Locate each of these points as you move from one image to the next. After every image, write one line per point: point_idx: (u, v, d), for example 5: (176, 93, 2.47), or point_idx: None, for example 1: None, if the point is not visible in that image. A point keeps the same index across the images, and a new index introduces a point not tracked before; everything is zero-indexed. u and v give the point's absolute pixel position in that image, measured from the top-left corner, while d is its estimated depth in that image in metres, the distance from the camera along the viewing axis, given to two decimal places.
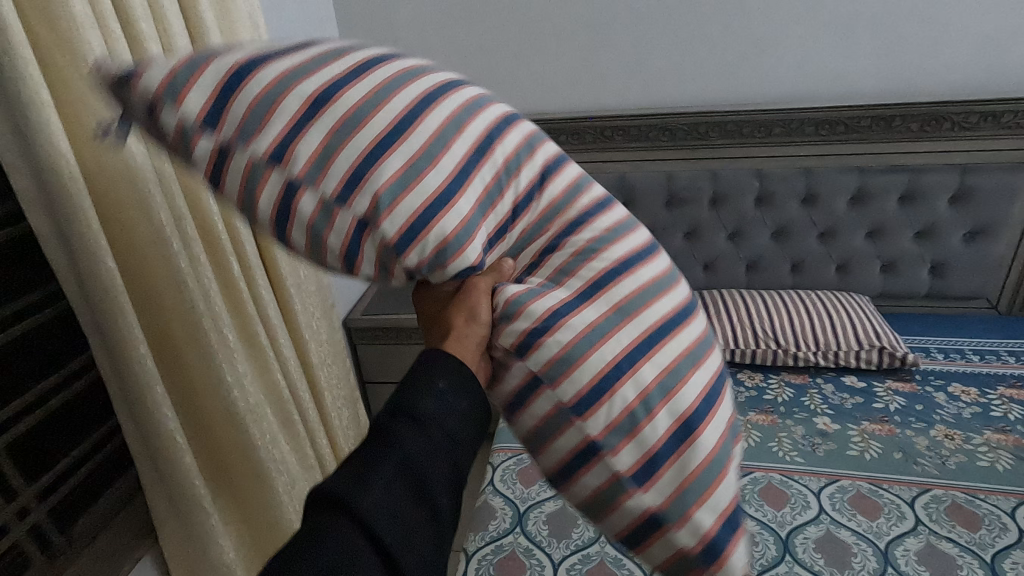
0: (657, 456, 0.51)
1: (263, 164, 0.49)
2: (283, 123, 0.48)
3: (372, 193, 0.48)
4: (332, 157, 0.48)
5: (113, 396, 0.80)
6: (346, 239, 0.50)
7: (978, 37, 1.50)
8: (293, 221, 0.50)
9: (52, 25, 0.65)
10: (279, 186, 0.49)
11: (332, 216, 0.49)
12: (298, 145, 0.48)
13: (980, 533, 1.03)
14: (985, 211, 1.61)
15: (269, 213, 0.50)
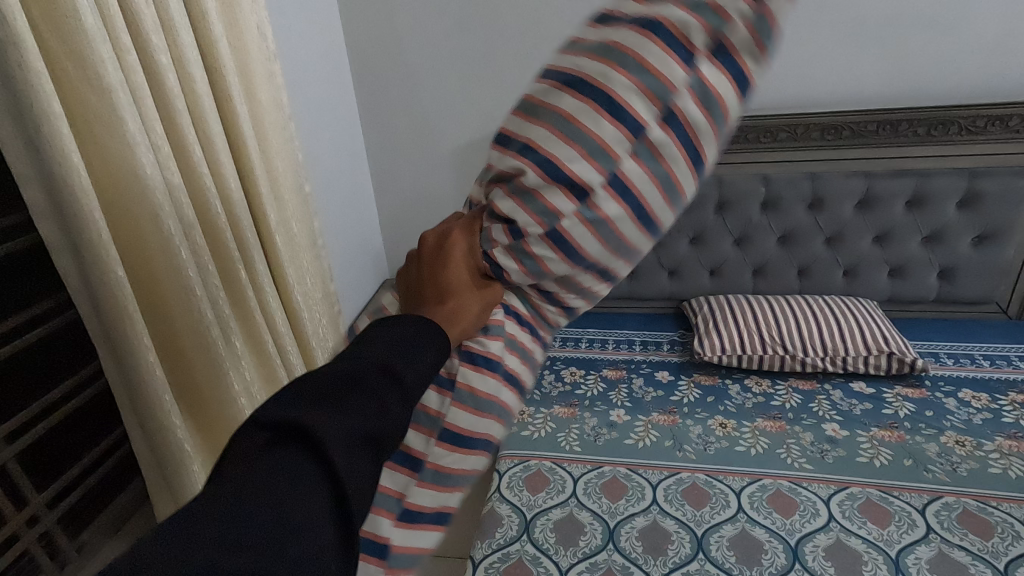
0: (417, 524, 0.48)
1: (670, 52, 0.42)
2: (698, 119, 0.43)
3: (582, 174, 0.43)
4: (643, 136, 0.43)
5: (122, 405, 0.81)
6: (558, 120, 0.43)
7: (985, 41, 1.50)
8: (599, 64, 0.43)
9: (64, 39, 0.66)
10: (638, 62, 0.42)
11: (580, 117, 0.43)
12: (673, 124, 0.43)
13: (993, 541, 1.02)
14: (995, 214, 1.60)
15: (621, 33, 0.44)
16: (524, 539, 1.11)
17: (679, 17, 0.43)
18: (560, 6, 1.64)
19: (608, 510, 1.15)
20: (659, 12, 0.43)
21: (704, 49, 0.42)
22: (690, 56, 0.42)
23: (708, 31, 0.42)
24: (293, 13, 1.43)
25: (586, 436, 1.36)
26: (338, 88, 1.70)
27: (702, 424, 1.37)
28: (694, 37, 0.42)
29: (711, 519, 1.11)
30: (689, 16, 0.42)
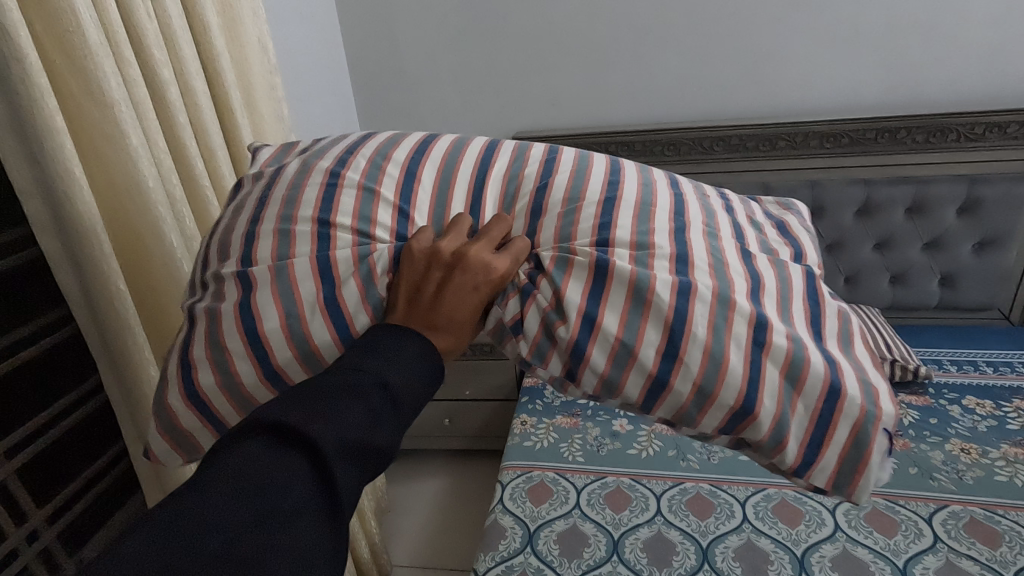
0: None
1: (738, 400, 0.53)
2: (686, 428, 0.56)
3: (583, 379, 0.56)
4: (648, 395, 0.55)
5: (123, 421, 0.80)
6: (629, 341, 0.54)
7: (980, 50, 1.51)
8: (699, 360, 0.54)
9: (68, 54, 0.66)
10: (714, 389, 0.54)
11: (638, 362, 0.54)
12: (668, 418, 0.56)
13: (1002, 550, 1.01)
14: (994, 221, 1.60)
15: (746, 358, 0.54)
16: (527, 551, 1.10)
17: (780, 407, 0.53)
18: (557, 17, 1.65)
19: (612, 521, 1.14)
20: (772, 395, 0.53)
21: (747, 427, 0.54)
22: (737, 419, 0.54)
23: (759, 436, 0.54)
24: (292, 24, 1.43)
25: (589, 445, 1.36)
26: (338, 100, 1.71)
27: None
28: (751, 423, 0.54)
29: (716, 529, 1.10)
30: (778, 411, 0.53)
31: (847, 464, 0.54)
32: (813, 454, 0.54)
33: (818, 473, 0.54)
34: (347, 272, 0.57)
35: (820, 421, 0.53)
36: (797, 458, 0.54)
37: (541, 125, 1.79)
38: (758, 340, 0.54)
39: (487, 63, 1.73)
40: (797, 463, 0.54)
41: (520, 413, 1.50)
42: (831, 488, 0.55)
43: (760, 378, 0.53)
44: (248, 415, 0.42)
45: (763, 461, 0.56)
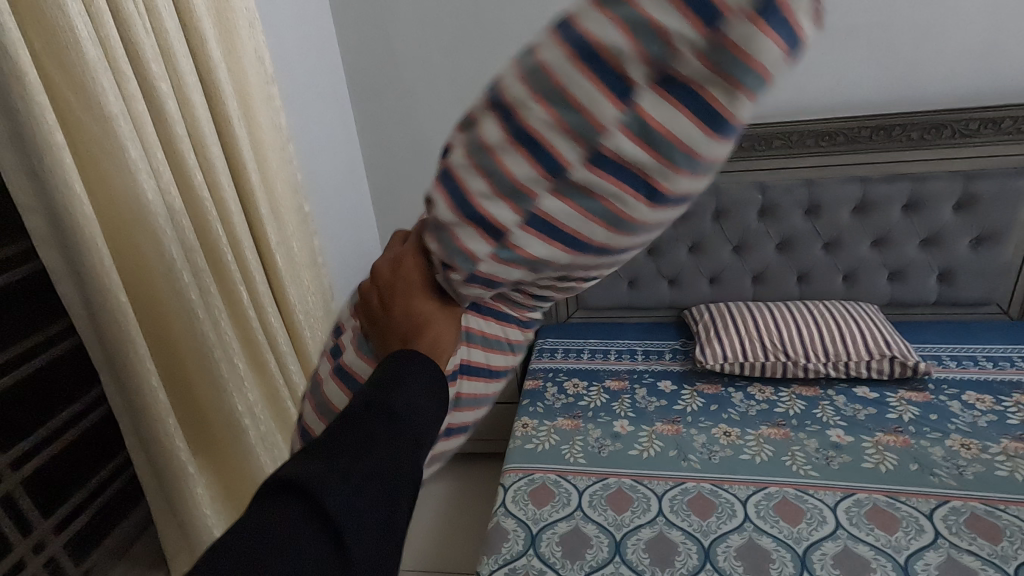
0: None
1: (629, 112, 0.32)
2: (603, 182, 0.33)
3: (513, 265, 0.37)
4: (611, 217, 0.34)
5: (126, 431, 0.81)
6: (475, 210, 0.35)
7: (974, 46, 1.52)
8: (551, 128, 0.33)
9: (67, 71, 0.67)
10: (593, 126, 0.32)
11: (514, 192, 0.34)
12: (573, 204, 0.34)
13: (1003, 545, 1.01)
14: (991, 216, 1.60)
15: (580, 75, 0.32)
16: (530, 553, 1.11)
17: (645, 45, 0.31)
18: None
19: (614, 522, 1.15)
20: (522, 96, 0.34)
21: (674, 89, 0.31)
22: (671, 103, 0.31)
23: (601, 108, 0.32)
24: (289, 34, 1.44)
25: (590, 447, 1.36)
26: (336, 108, 1.72)
27: (706, 433, 1.37)
28: (663, 94, 0.31)
29: (717, 529, 1.11)
30: (661, 39, 0.30)
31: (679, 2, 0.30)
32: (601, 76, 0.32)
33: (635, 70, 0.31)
34: (349, 343, 0.50)
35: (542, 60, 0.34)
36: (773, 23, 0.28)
37: None
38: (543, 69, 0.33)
39: (483, 68, 1.74)
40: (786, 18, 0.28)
41: (522, 416, 1.51)
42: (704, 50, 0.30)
43: (610, 65, 0.32)
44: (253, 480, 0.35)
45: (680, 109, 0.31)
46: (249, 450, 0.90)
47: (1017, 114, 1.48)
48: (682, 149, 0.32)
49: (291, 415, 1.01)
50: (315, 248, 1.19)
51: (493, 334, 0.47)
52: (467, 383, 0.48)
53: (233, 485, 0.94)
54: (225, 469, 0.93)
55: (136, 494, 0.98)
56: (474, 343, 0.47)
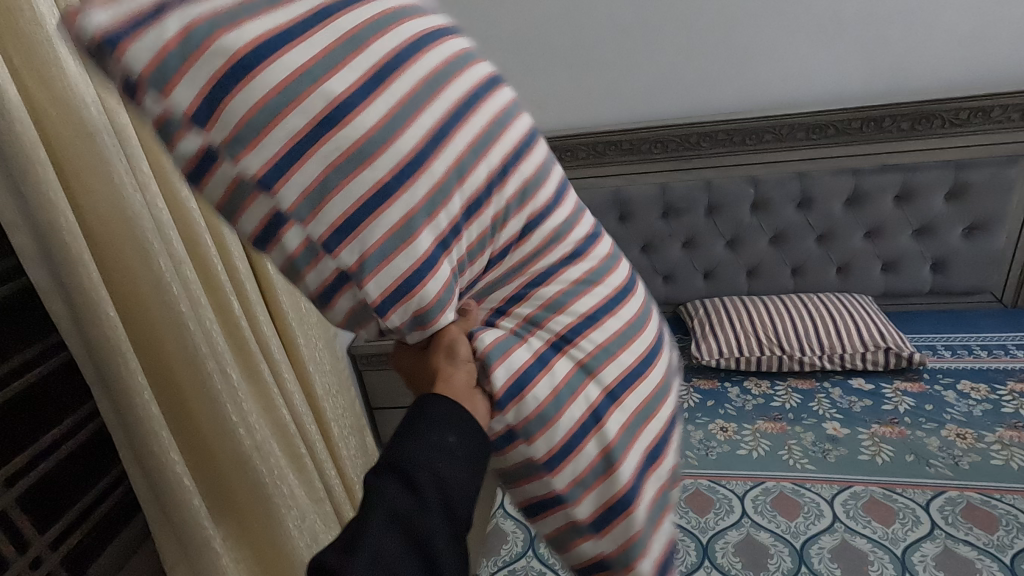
0: (630, 490, 0.53)
1: (231, 154, 0.43)
2: (307, 162, 0.42)
3: (376, 264, 0.44)
4: (351, 159, 0.43)
5: (119, 442, 0.81)
6: (334, 289, 0.46)
7: (962, 35, 1.52)
8: (258, 215, 0.45)
9: (47, 86, 0.67)
10: (250, 184, 0.44)
11: (306, 250, 0.45)
12: (331, 175, 0.43)
13: (999, 534, 1.02)
14: (983, 205, 1.61)
15: (220, 188, 0.44)
16: (529, 554, 1.11)
17: (175, 144, 0.43)
18: (540, 21, 1.66)
19: None
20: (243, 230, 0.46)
21: (206, 112, 0.42)
22: (224, 119, 0.42)
23: (247, 174, 0.43)
24: None
25: None
26: None
27: (703, 429, 1.37)
28: (217, 123, 0.42)
29: (715, 525, 1.11)
30: (172, 128, 0.43)
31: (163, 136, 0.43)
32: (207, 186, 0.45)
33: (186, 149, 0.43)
34: None
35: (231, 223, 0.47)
36: (144, 61, 0.40)
37: None
38: (220, 214, 0.46)
39: None
40: (152, 51, 0.40)
41: None
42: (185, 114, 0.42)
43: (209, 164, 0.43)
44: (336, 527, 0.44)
45: (230, 105, 0.41)
46: (248, 460, 0.90)
47: (1006, 103, 1.48)
48: (275, 97, 0.41)
49: (289, 423, 1.01)
50: None
51: (556, 298, 0.53)
52: (576, 345, 0.53)
53: (236, 496, 0.94)
54: (225, 479, 0.93)
55: (134, 506, 0.98)
56: (543, 321, 0.52)
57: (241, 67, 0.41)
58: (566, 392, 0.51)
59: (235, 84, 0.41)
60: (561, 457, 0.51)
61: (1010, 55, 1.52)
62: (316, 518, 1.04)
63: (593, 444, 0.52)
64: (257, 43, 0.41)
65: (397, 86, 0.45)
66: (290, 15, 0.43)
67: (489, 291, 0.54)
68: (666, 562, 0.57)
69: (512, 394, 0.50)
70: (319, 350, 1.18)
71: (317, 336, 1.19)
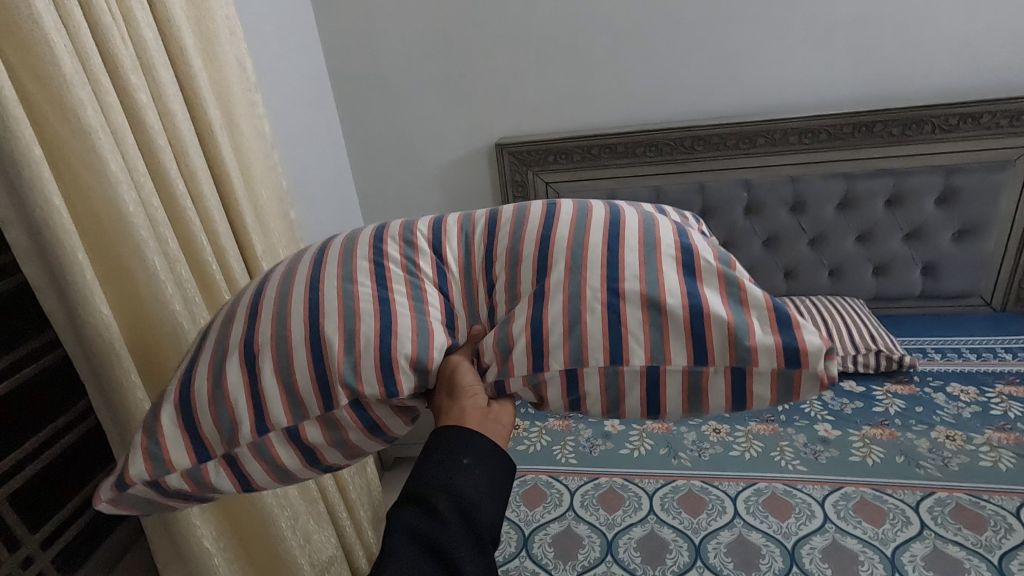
0: (693, 296, 0.57)
1: (233, 434, 0.58)
2: (261, 377, 0.58)
3: (354, 373, 0.57)
4: (274, 341, 0.58)
5: (112, 442, 0.80)
6: (374, 425, 0.60)
7: (951, 42, 1.54)
8: (292, 448, 0.60)
9: (44, 85, 0.67)
10: (261, 441, 0.59)
11: (325, 425, 0.60)
12: (281, 364, 0.58)
13: (987, 535, 1.03)
14: (972, 209, 1.63)
15: (259, 467, 0.60)
16: (523, 554, 1.12)
17: (211, 477, 0.60)
18: (537, 25, 1.67)
19: (606, 522, 1.15)
20: (295, 455, 0.60)
21: (203, 451, 0.59)
22: (209, 433, 0.59)
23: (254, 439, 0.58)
24: (270, 41, 1.43)
25: (581, 447, 1.37)
26: (321, 113, 1.72)
27: (696, 431, 1.38)
28: (212, 442, 0.59)
29: (708, 525, 1.12)
30: (197, 471, 0.59)
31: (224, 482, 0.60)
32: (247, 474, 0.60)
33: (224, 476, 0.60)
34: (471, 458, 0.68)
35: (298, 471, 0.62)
36: (146, 468, 0.58)
37: (524, 130, 1.81)
38: (282, 477, 0.62)
39: (469, 70, 1.74)
40: (145, 455, 0.58)
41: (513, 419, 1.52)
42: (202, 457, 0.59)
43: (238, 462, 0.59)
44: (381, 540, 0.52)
45: (207, 415, 0.58)
46: None
47: (995, 109, 1.50)
48: (216, 378, 0.59)
49: None
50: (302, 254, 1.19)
51: (511, 258, 0.63)
52: (554, 266, 0.60)
53: (230, 496, 0.94)
54: None
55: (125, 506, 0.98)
56: (517, 290, 0.61)
57: (185, 399, 0.60)
58: (575, 303, 0.58)
59: (197, 404, 0.59)
60: (618, 344, 0.57)
61: (999, 63, 1.54)
62: (309, 518, 1.06)
63: (636, 314, 0.58)
64: (183, 391, 0.61)
65: (266, 295, 0.62)
66: (189, 360, 0.63)
67: (472, 311, 0.65)
68: (782, 310, 0.57)
69: (537, 351, 0.57)
70: None
71: None
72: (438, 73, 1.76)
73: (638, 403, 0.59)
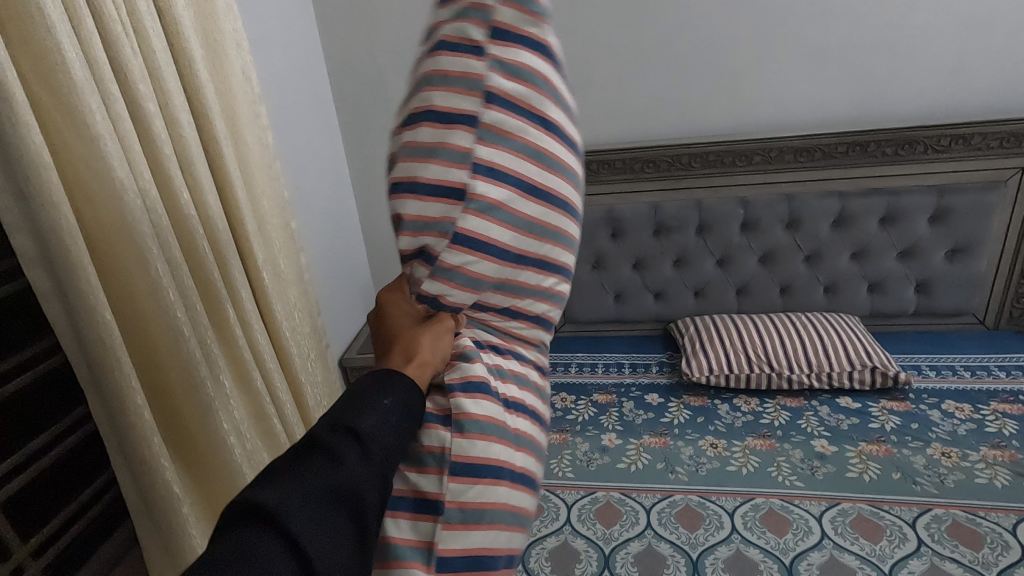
0: (495, 560, 0.48)
1: (493, 61, 0.48)
2: (520, 125, 0.48)
3: (485, 214, 0.47)
4: (534, 151, 0.49)
5: (108, 447, 0.80)
6: (412, 188, 0.48)
7: (944, 65, 1.58)
8: (458, 103, 0.48)
9: (53, 91, 0.68)
10: (482, 83, 0.48)
11: (459, 148, 0.47)
12: (512, 143, 0.48)
13: (984, 552, 1.03)
14: (964, 229, 1.65)
15: (455, 60, 0.48)
16: (519, 569, 1.10)
17: (476, 28, 0.49)
18: None
19: (603, 536, 1.15)
20: (443, 93, 0.48)
21: (505, 43, 0.49)
22: (511, 49, 0.49)
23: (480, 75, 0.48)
24: (274, 54, 1.45)
25: (578, 461, 1.37)
26: (323, 125, 1.74)
27: (693, 445, 1.38)
28: (505, 53, 0.49)
29: (705, 541, 1.11)
30: (485, 10, 0.49)
31: (464, 30, 0.49)
32: (460, 51, 0.49)
33: (470, 33, 0.49)
34: None
35: (424, 89, 0.49)
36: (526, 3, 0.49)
37: None
38: (427, 75, 0.49)
39: None
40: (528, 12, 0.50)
41: None
42: (502, 42, 0.49)
43: (464, 55, 0.48)
44: (264, 482, 0.38)
45: (531, 68, 0.49)
46: (241, 476, 0.90)
47: (986, 130, 1.53)
48: (549, 91, 0.50)
49: (281, 436, 1.01)
50: (303, 263, 1.19)
51: (522, 379, 0.54)
52: (522, 419, 0.52)
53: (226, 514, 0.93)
54: (217, 495, 0.92)
55: (120, 513, 0.97)
56: (502, 377, 0.53)
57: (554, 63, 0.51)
58: (505, 432, 0.50)
59: (540, 67, 0.50)
60: (473, 466, 0.47)
61: (990, 86, 1.58)
62: None
63: (495, 486, 0.48)
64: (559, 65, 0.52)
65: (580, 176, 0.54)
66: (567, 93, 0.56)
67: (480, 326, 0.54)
68: None
69: (461, 388, 0.49)
70: (311, 361, 1.16)
71: (309, 347, 1.17)
72: None
73: (404, 487, 0.47)
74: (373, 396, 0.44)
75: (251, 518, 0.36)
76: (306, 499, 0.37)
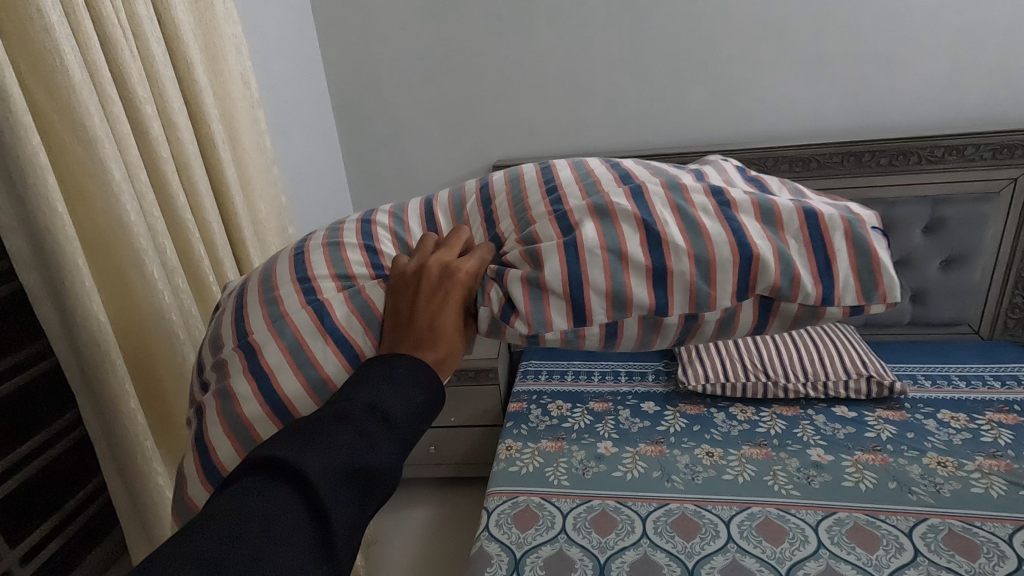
0: None
1: (727, 309, 0.58)
2: (672, 331, 0.60)
3: (573, 341, 0.59)
4: (646, 341, 0.61)
5: (99, 452, 0.79)
6: (579, 275, 0.57)
7: (936, 78, 1.60)
8: (683, 299, 0.58)
9: (52, 93, 0.68)
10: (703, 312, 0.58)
11: (637, 308, 0.58)
12: (645, 328, 0.60)
13: (980, 562, 1.03)
14: (959, 238, 1.66)
15: (729, 286, 0.57)
16: None
17: (770, 290, 0.57)
18: (535, 52, 1.71)
19: (599, 545, 1.14)
20: (684, 268, 0.57)
21: (749, 316, 0.59)
22: (740, 316, 0.59)
23: (713, 300, 0.57)
24: (273, 60, 1.46)
25: (574, 469, 1.36)
26: (322, 132, 1.75)
27: (689, 454, 1.38)
28: (737, 314, 0.59)
29: (701, 550, 1.10)
30: (790, 293, 0.57)
31: (754, 281, 0.57)
32: (744, 280, 0.57)
33: (764, 285, 0.57)
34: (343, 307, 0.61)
35: (690, 258, 0.57)
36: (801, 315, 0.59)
37: (520, 154, 1.84)
38: (714, 255, 0.57)
39: (468, 96, 1.78)
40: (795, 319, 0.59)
41: (506, 439, 1.51)
42: (757, 299, 0.59)
43: (733, 287, 0.57)
44: (298, 444, 0.40)
45: (733, 330, 0.60)
46: None
47: (978, 142, 1.55)
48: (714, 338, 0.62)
49: None
50: None
51: None
52: None
53: None
54: None
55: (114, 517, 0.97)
56: None
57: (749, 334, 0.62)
58: None
59: (733, 333, 0.61)
60: None
61: (982, 98, 1.60)
62: None
63: None
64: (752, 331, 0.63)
65: None
66: None
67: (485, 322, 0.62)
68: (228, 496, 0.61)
69: None
70: None
71: None
72: (438, 98, 1.79)
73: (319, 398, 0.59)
74: (410, 394, 0.47)
75: (283, 481, 0.39)
76: (334, 471, 0.39)
